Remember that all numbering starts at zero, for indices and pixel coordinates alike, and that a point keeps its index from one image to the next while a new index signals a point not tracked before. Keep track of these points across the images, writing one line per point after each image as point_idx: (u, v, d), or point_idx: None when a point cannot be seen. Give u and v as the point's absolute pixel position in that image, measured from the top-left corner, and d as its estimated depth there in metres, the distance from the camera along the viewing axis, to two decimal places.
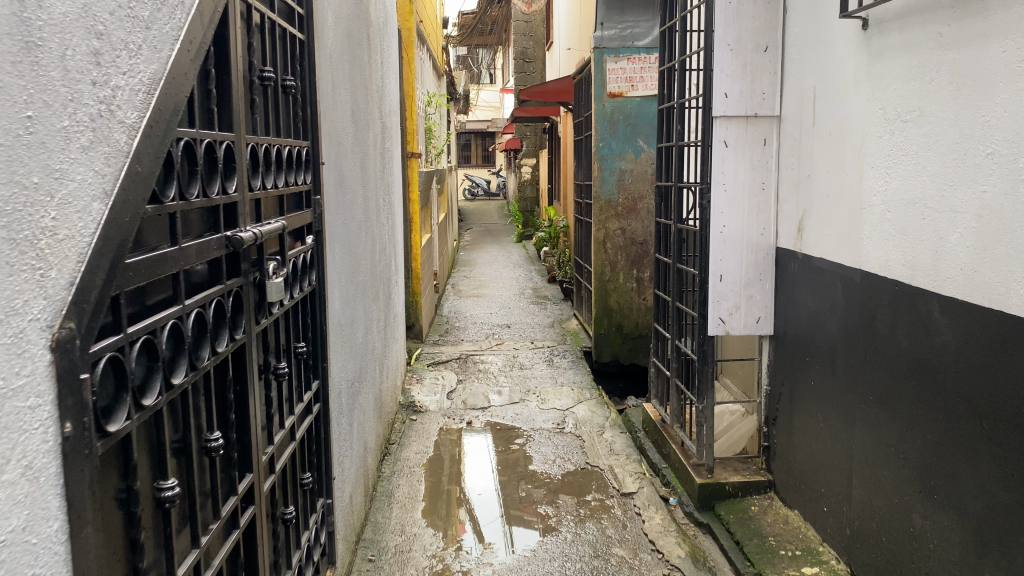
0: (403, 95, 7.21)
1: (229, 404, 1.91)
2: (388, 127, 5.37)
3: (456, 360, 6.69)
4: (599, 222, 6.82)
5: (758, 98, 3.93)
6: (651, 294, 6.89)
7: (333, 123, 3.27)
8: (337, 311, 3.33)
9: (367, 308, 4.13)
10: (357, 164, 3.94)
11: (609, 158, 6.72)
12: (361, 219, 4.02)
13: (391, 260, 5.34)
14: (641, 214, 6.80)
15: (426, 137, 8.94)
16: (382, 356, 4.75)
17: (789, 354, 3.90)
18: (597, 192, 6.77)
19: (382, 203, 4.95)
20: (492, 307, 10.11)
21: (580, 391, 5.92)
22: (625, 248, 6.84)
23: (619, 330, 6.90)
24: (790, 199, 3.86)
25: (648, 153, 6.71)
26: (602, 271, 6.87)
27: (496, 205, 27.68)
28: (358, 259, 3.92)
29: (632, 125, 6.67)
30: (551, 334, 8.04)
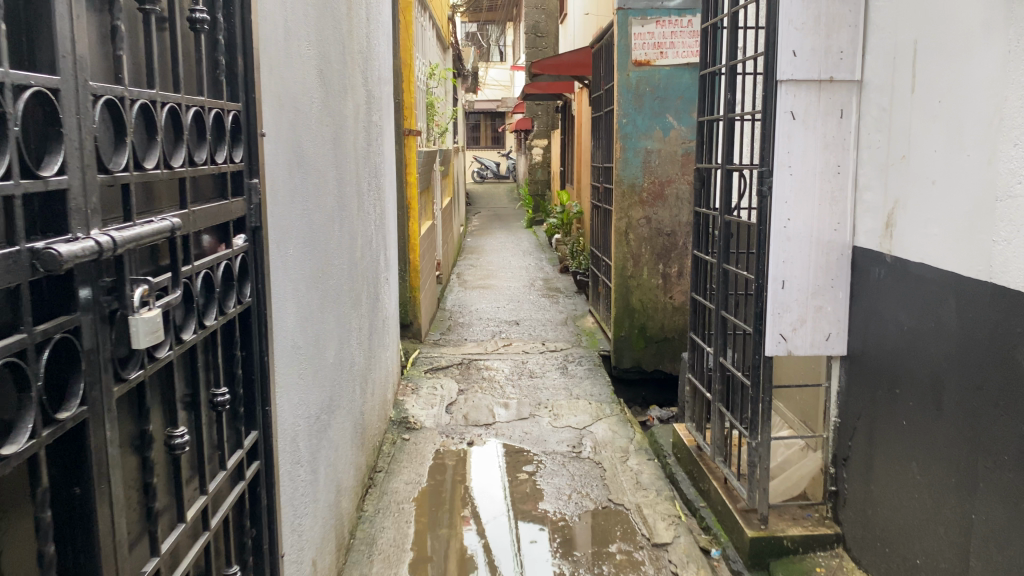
0: (400, 65, 6.42)
1: (44, 534, 1.11)
2: (377, 99, 4.57)
3: (457, 365, 5.89)
4: (620, 210, 6.00)
5: (835, 58, 3.11)
6: (678, 292, 6.09)
7: (286, 81, 2.47)
8: (293, 331, 2.55)
9: (341, 319, 3.34)
10: (327, 138, 3.14)
11: (633, 136, 5.90)
12: (333, 208, 3.23)
13: (379, 254, 4.56)
14: (668, 201, 5.98)
15: (429, 115, 8.15)
16: (366, 371, 3.98)
17: (869, 383, 3.10)
18: (619, 175, 5.95)
19: (368, 188, 4.16)
20: (500, 300, 9.30)
21: (599, 405, 5.14)
22: (650, 240, 6.03)
23: (641, 332, 6.12)
24: (875, 187, 3.04)
25: (678, 131, 5.91)
26: (623, 265, 6.06)
27: (505, 188, 26.84)
28: (328, 257, 3.12)
29: (660, 98, 5.87)
30: (564, 333, 7.25)
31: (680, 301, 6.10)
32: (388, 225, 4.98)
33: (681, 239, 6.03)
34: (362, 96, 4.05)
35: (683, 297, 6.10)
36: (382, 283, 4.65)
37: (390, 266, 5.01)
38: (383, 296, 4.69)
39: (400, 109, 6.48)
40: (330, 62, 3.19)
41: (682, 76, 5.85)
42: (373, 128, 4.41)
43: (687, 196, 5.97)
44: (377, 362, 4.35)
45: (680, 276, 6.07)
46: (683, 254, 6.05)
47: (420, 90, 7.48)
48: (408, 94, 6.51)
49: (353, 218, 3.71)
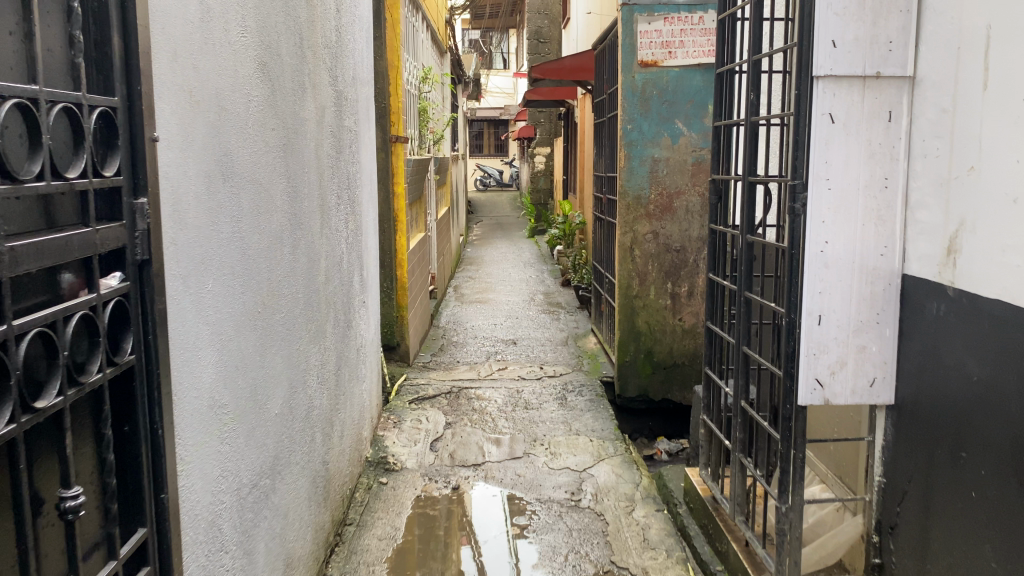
0: (387, 66, 5.93)
1: None
2: (351, 102, 4.07)
3: (446, 395, 5.36)
4: (625, 224, 5.47)
5: (883, 49, 2.58)
6: (688, 314, 5.55)
7: (201, 73, 1.96)
8: (213, 386, 2.02)
9: (293, 359, 2.82)
10: (274, 145, 2.62)
11: (639, 143, 5.38)
12: (283, 227, 2.72)
13: (353, 276, 4.04)
14: (677, 214, 5.45)
15: (421, 121, 7.66)
16: (332, 411, 3.47)
17: (923, 441, 2.57)
18: (623, 186, 5.43)
19: (337, 201, 3.66)
20: (497, 317, 8.77)
21: (601, 443, 4.61)
22: (658, 257, 5.50)
23: (648, 358, 5.59)
24: (933, 204, 2.51)
25: (687, 137, 5.38)
26: (628, 284, 5.53)
27: (508, 196, 26.34)
28: (274, 287, 2.60)
29: (668, 102, 5.35)
30: (564, 355, 6.72)
31: (690, 323, 5.56)
32: (367, 241, 4.47)
33: (691, 256, 5.49)
34: (330, 97, 3.55)
35: (693, 319, 5.55)
36: (357, 307, 4.15)
37: (369, 288, 4.51)
38: (358, 322, 4.19)
39: (387, 114, 5.98)
40: (279, 54, 2.68)
41: (693, 78, 5.33)
42: (346, 134, 3.90)
43: (697, 209, 5.44)
44: (347, 398, 3.85)
45: (691, 297, 5.54)
46: (694, 273, 5.51)
47: (411, 94, 6.99)
48: (396, 98, 6.02)
49: (315, 236, 3.20)
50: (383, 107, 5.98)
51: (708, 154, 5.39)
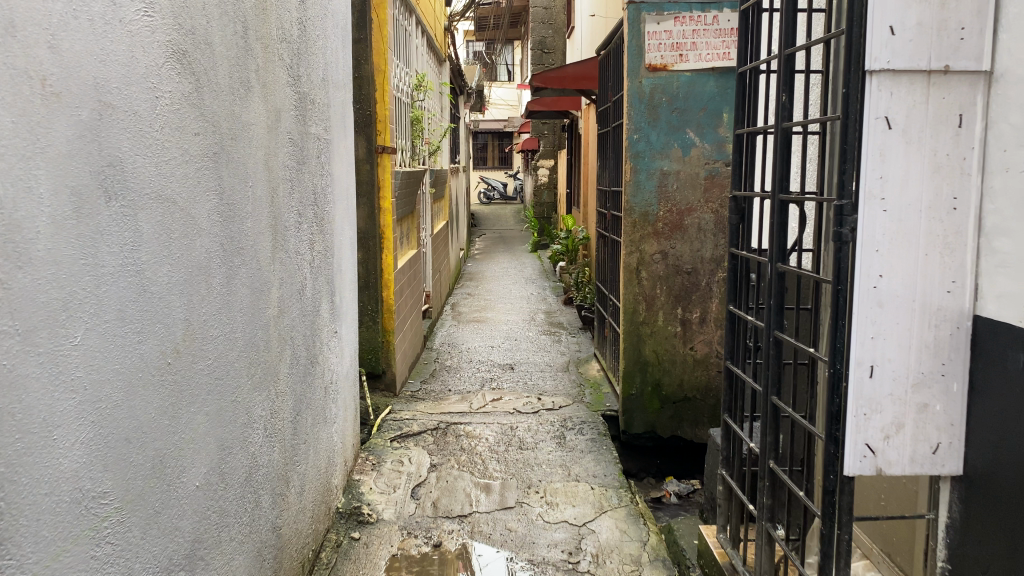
0: (373, 71, 5.46)
1: None
2: (320, 106, 3.58)
3: (432, 431, 4.84)
4: (630, 243, 4.97)
5: (952, 38, 2.09)
6: (700, 343, 5.03)
7: (67, 57, 1.47)
8: (81, 472, 1.52)
9: (225, 413, 2.32)
10: (199, 153, 2.13)
11: (646, 155, 4.88)
12: (213, 253, 2.22)
13: (320, 304, 3.55)
14: (688, 233, 4.94)
15: (414, 131, 7.19)
16: (287, 466, 2.97)
17: (999, 525, 2.05)
18: (628, 202, 4.92)
19: (298, 219, 3.16)
20: (495, 338, 8.26)
21: (603, 492, 4.09)
22: (667, 279, 4.99)
23: (655, 391, 5.07)
24: (1014, 231, 2.00)
25: (699, 149, 4.89)
26: (633, 309, 5.02)
27: (512, 209, 25.89)
28: (195, 328, 2.10)
29: (679, 110, 4.86)
30: (564, 383, 6.21)
31: (703, 353, 5.04)
32: (341, 262, 3.98)
33: (704, 278, 4.98)
34: (290, 99, 3.06)
35: (706, 347, 5.03)
36: (326, 339, 3.65)
37: (343, 316, 4.01)
38: (328, 355, 3.69)
39: (372, 122, 5.50)
40: (208, 42, 2.19)
41: (706, 83, 4.84)
42: (312, 142, 3.41)
43: (711, 227, 4.93)
44: (310, 446, 3.34)
45: (703, 323, 5.02)
46: (707, 296, 5.00)
47: (401, 102, 6.52)
48: (382, 105, 5.55)
49: (264, 261, 2.70)
50: (368, 114, 5.50)
51: (722, 167, 4.89)
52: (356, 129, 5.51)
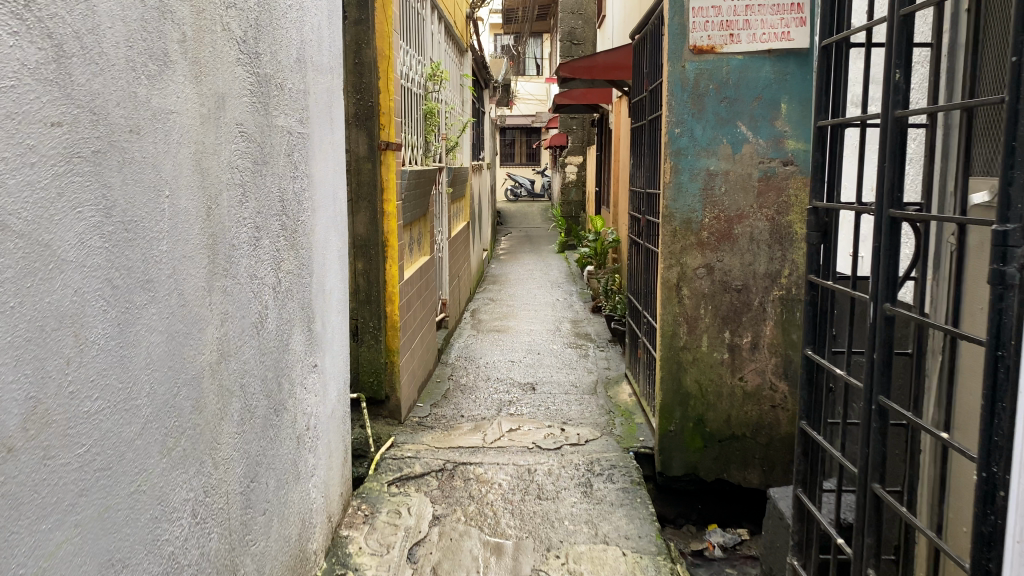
0: (377, 57, 4.82)
1: None
2: (293, 93, 2.92)
3: (437, 473, 4.18)
4: (670, 255, 4.26)
5: None
6: (752, 372, 4.32)
7: None
8: None
9: (114, 515, 1.65)
10: (64, 151, 1.47)
11: (689, 153, 4.18)
12: (92, 293, 1.56)
13: (293, 337, 2.90)
14: (738, 244, 4.23)
15: (427, 125, 6.53)
16: (233, 552, 2.31)
17: None
18: (667, 206, 4.22)
19: (255, 233, 2.50)
20: (517, 351, 7.58)
21: (637, 559, 3.39)
22: (712, 298, 4.27)
23: (698, 427, 4.37)
24: None
25: (752, 146, 4.17)
26: (673, 333, 4.32)
27: (540, 207, 25.21)
28: (50, 405, 1.44)
29: (729, 99, 4.15)
30: (592, 410, 5.51)
31: (754, 384, 4.32)
32: (324, 281, 3.32)
33: (756, 296, 4.26)
34: (243, 80, 2.41)
35: (758, 378, 4.32)
36: (299, 377, 2.99)
37: (326, 345, 3.36)
38: (303, 396, 3.03)
39: (375, 115, 4.84)
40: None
41: (761, 68, 4.13)
42: (279, 137, 2.75)
43: (765, 237, 4.21)
44: (274, 514, 2.69)
45: (755, 350, 4.30)
46: (759, 318, 4.28)
47: (411, 92, 5.85)
48: (386, 96, 4.88)
49: (194, 293, 2.04)
50: (370, 106, 4.84)
51: (780, 167, 4.17)
52: (357, 122, 4.86)
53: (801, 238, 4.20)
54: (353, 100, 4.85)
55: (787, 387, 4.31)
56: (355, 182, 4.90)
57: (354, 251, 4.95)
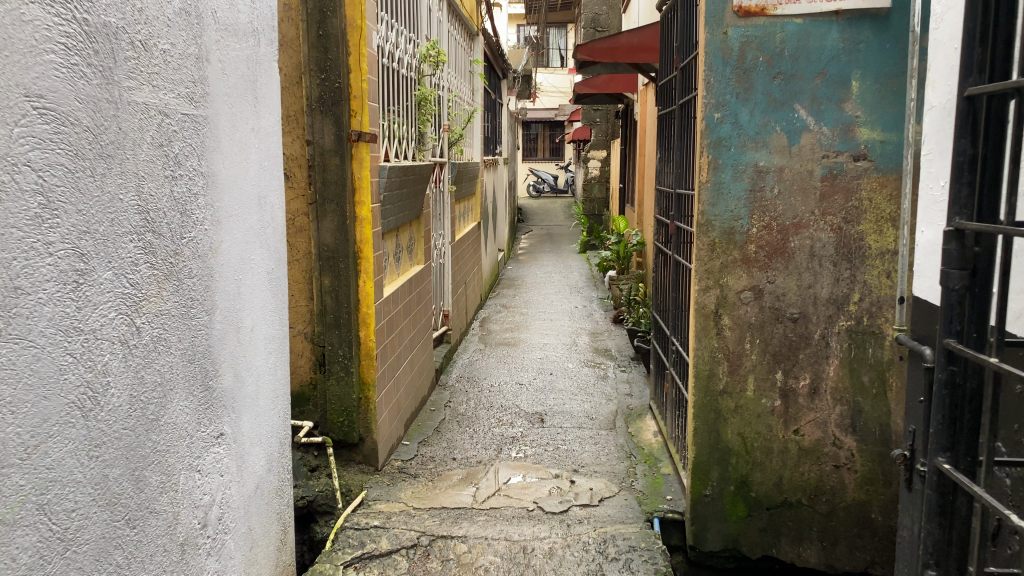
0: (347, 28, 3.94)
1: None
2: (175, 56, 2.06)
3: (407, 550, 3.31)
4: (706, 276, 3.35)
5: None
6: (810, 424, 3.39)
7: None
8: None
9: None
10: None
11: (733, 144, 3.27)
12: None
13: (168, 404, 2.02)
14: (794, 261, 3.31)
15: (420, 114, 5.65)
16: None
17: None
18: (703, 212, 3.31)
19: (77, 261, 1.64)
20: (527, 371, 6.68)
21: None
22: (761, 329, 3.36)
23: (740, 492, 3.46)
24: None
25: (814, 135, 3.25)
26: (711, 373, 3.40)
27: (563, 204, 24.25)
28: None
29: (784, 76, 3.23)
30: (609, 453, 4.61)
31: (813, 439, 3.40)
32: (238, 318, 2.46)
33: (817, 328, 3.34)
34: (50, 24, 1.55)
35: (817, 431, 3.39)
36: (185, 458, 2.12)
37: (241, 402, 2.50)
38: (193, 483, 2.17)
39: (343, 99, 3.96)
40: None
41: (825, 34, 3.19)
42: (139, 118, 1.89)
43: (829, 252, 3.29)
44: None
45: (814, 395, 3.38)
46: (821, 356, 3.35)
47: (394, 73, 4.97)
48: (357, 76, 4.00)
49: None
50: (336, 88, 3.96)
51: (849, 163, 3.24)
52: (322, 108, 3.99)
53: (875, 254, 3.27)
54: (316, 81, 3.98)
55: (854, 442, 3.38)
56: (320, 181, 4.03)
57: (320, 265, 4.09)
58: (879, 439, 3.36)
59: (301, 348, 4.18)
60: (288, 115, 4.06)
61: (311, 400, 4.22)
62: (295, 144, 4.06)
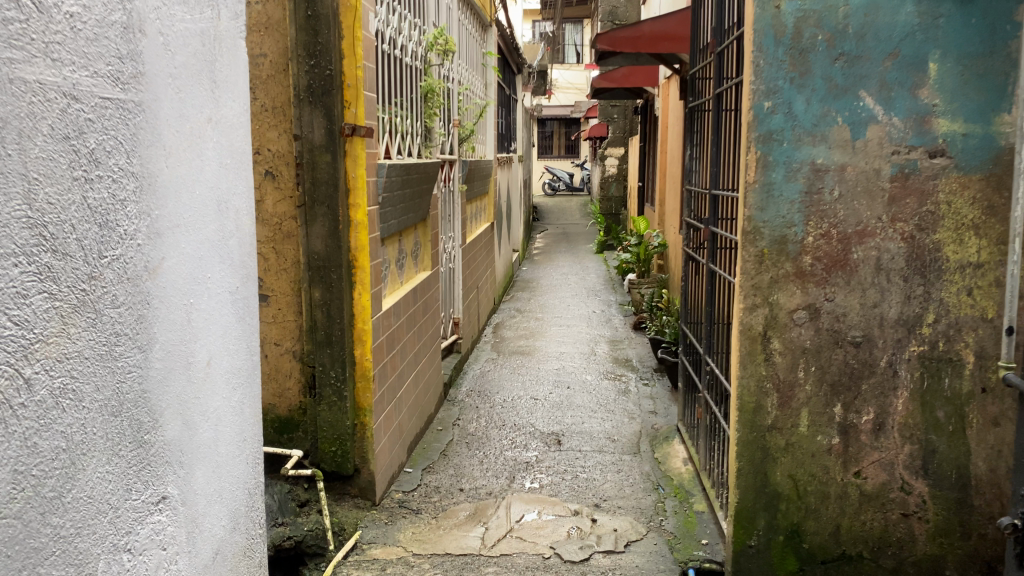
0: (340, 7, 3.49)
1: None
2: (88, 25, 1.59)
3: None
4: (753, 293, 2.86)
5: None
6: (873, 465, 2.90)
7: None
8: None
9: None
10: None
11: (785, 138, 2.79)
12: None
13: (77, 475, 1.56)
14: (856, 275, 2.82)
15: (426, 107, 5.19)
16: None
17: None
18: (751, 217, 2.82)
19: None
20: (542, 384, 6.21)
21: None
22: (816, 355, 2.86)
23: (791, 543, 2.97)
24: None
25: (882, 127, 2.75)
26: (757, 406, 2.91)
27: (578, 203, 23.74)
28: None
29: (847, 57, 2.74)
30: (633, 485, 4.14)
31: (877, 483, 2.90)
32: (185, 353, 2.00)
33: (884, 354, 2.84)
34: None
35: (882, 474, 2.90)
36: (106, 540, 1.66)
37: (191, 454, 2.03)
38: (118, 568, 1.70)
39: (335, 87, 3.51)
40: None
41: (898, 8, 2.70)
42: (30, 104, 1.42)
43: (898, 265, 2.79)
44: None
45: (879, 432, 2.88)
46: (888, 386, 2.86)
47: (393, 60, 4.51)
48: (351, 62, 3.53)
49: None
50: (328, 75, 3.50)
51: (924, 160, 2.75)
52: (311, 98, 3.52)
53: (953, 268, 2.78)
54: (305, 67, 3.51)
55: (927, 487, 2.88)
56: (309, 181, 3.57)
57: (309, 276, 3.63)
58: (956, 484, 2.86)
59: (290, 368, 3.76)
60: (274, 106, 3.62)
61: (302, 425, 3.77)
62: (283, 139, 3.62)
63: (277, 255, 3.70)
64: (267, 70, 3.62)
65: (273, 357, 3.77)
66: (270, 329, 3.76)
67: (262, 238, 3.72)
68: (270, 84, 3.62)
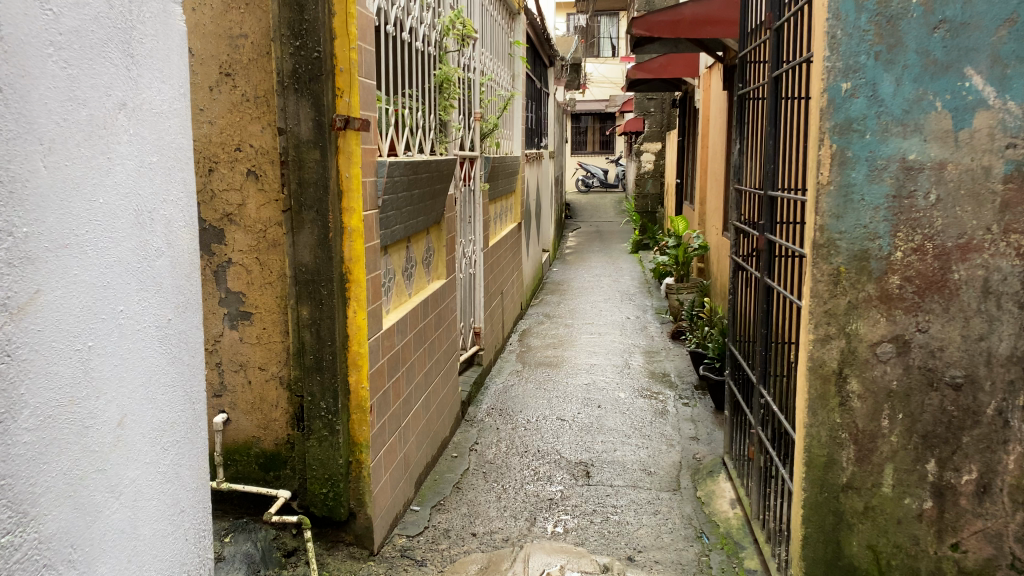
0: None
1: None
2: None
3: None
4: (823, 323, 2.32)
5: None
6: (976, 537, 2.33)
7: None
8: None
9: None
10: None
11: (868, 129, 2.23)
12: None
13: None
14: (957, 299, 2.25)
15: (441, 98, 4.68)
16: None
17: None
18: (823, 228, 2.28)
19: None
20: (570, 402, 5.68)
21: None
22: (904, 399, 2.30)
23: None
24: None
25: (994, 114, 2.18)
26: (829, 460, 2.37)
27: (613, 200, 23.12)
28: None
29: (949, 25, 2.17)
30: (673, 531, 3.60)
31: (980, 559, 2.33)
32: (77, 416, 1.50)
33: (991, 399, 2.27)
34: None
35: (986, 547, 2.33)
36: None
37: (90, 546, 1.55)
38: None
39: (325, 71, 2.99)
40: None
41: None
42: None
43: (1012, 287, 2.22)
44: None
45: (984, 497, 2.31)
46: (996, 440, 2.28)
47: (399, 44, 4.00)
48: (343, 43, 3.02)
49: None
50: (315, 58, 2.98)
51: None
52: (297, 85, 3.01)
53: None
54: (290, 49, 3.00)
55: None
56: (296, 182, 3.06)
57: (297, 291, 3.12)
58: None
59: (279, 397, 3.27)
60: (257, 95, 3.13)
61: (289, 463, 3.33)
62: (266, 134, 3.14)
63: (262, 267, 3.21)
64: (249, 53, 3.12)
65: (259, 384, 3.29)
66: (254, 352, 3.27)
67: (245, 247, 3.22)
68: (253, 69, 3.13)
